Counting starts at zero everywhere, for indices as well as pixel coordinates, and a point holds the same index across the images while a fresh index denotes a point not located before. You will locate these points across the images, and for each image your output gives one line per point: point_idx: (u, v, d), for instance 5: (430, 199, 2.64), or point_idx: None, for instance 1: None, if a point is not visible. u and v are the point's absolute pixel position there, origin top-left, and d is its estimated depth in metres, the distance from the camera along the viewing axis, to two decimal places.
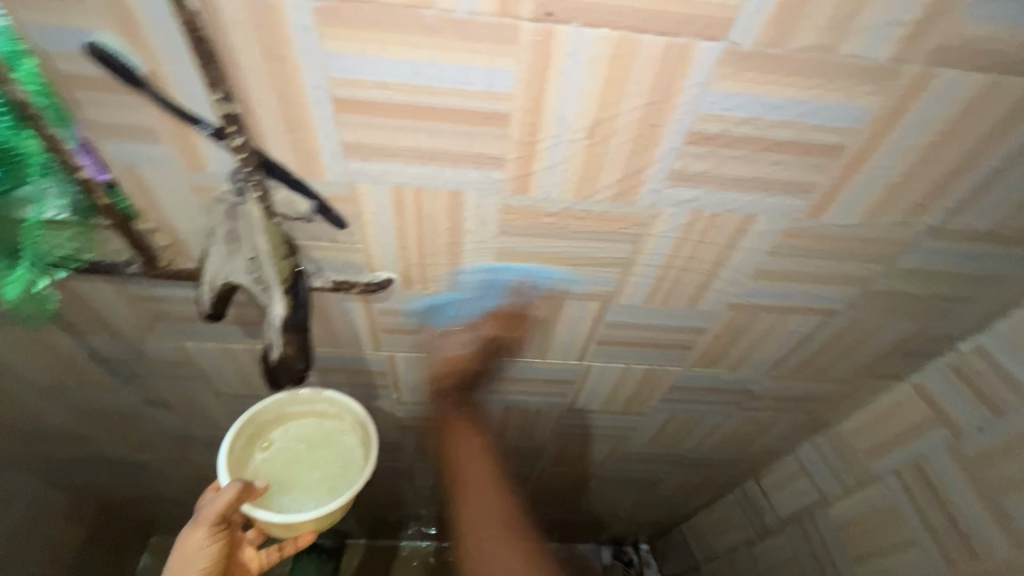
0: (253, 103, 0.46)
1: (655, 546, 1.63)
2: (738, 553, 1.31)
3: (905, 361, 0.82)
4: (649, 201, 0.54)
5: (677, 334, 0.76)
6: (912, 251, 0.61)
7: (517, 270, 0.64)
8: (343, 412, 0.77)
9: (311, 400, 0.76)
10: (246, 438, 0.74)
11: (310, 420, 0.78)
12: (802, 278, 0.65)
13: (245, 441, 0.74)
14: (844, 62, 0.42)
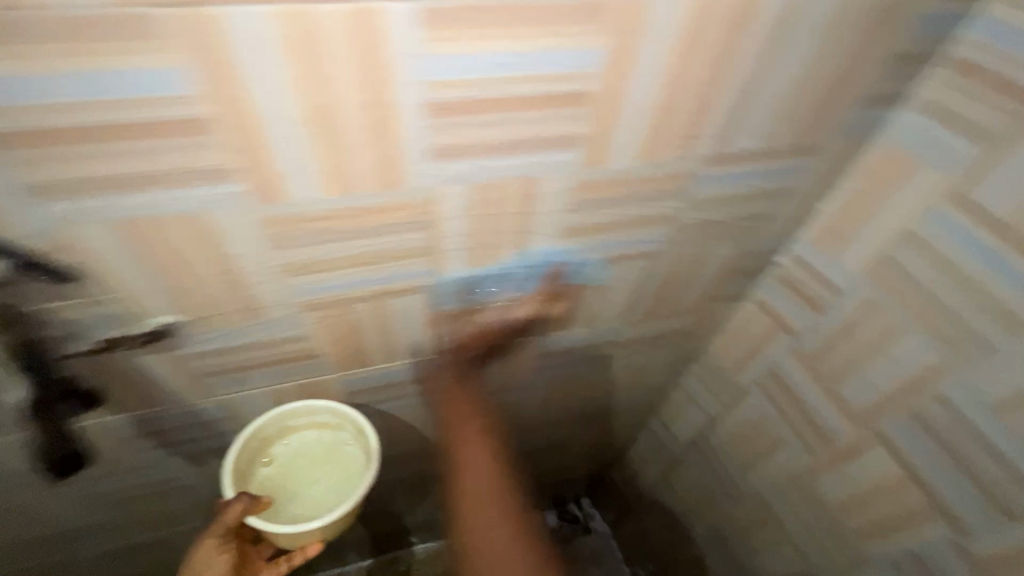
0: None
1: None
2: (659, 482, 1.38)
3: (739, 280, 0.86)
4: (420, 185, 0.51)
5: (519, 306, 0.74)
6: (701, 181, 0.62)
7: (318, 282, 0.58)
8: (343, 420, 0.77)
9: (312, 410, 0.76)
10: (250, 452, 0.73)
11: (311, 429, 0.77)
12: (612, 227, 0.64)
13: (246, 459, 0.74)
14: (544, 5, 0.40)
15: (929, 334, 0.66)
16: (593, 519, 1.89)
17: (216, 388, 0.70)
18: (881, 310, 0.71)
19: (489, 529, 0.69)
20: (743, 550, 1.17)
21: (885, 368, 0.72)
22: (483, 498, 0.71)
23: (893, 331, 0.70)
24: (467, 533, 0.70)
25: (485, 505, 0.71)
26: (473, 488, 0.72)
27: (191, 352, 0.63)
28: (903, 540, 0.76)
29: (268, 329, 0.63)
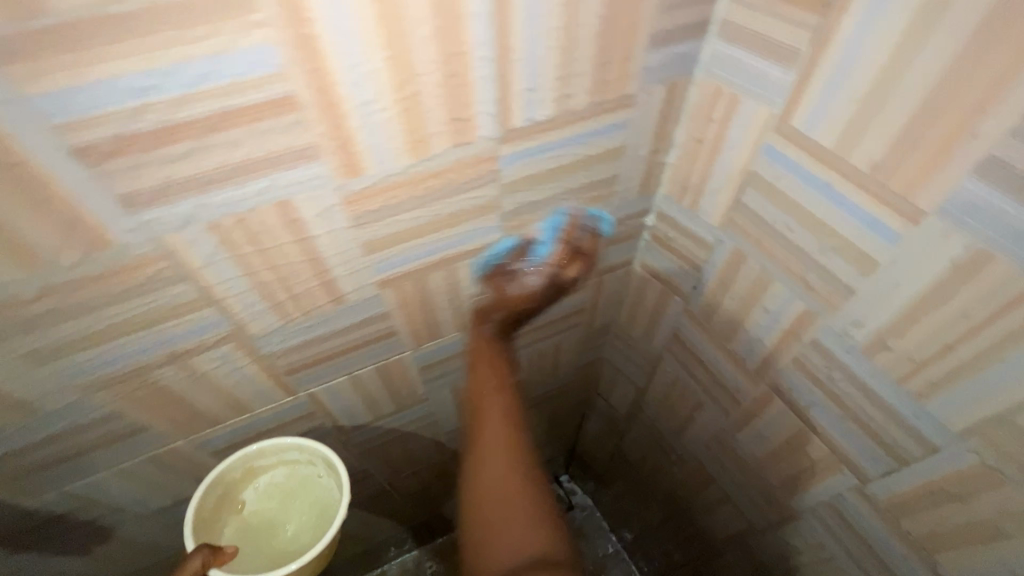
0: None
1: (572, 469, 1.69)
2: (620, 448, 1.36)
3: (616, 248, 0.80)
4: (139, 240, 0.44)
5: (364, 329, 0.68)
6: (504, 163, 0.54)
7: (87, 359, 0.51)
8: (313, 457, 0.77)
9: (280, 451, 0.76)
10: (216, 498, 0.73)
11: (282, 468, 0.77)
12: (423, 231, 0.57)
13: (213, 505, 0.73)
14: (158, 10, 0.32)
15: (792, 281, 0.60)
16: (575, 495, 1.84)
17: (39, 482, 0.64)
18: (747, 260, 0.65)
19: (523, 544, 0.62)
20: (695, 510, 1.15)
21: (764, 321, 0.67)
22: (512, 487, 0.67)
23: (763, 281, 0.64)
24: (490, 532, 0.64)
25: (500, 499, 0.66)
26: (497, 475, 0.68)
27: None
28: (818, 492, 0.72)
29: (63, 415, 0.56)
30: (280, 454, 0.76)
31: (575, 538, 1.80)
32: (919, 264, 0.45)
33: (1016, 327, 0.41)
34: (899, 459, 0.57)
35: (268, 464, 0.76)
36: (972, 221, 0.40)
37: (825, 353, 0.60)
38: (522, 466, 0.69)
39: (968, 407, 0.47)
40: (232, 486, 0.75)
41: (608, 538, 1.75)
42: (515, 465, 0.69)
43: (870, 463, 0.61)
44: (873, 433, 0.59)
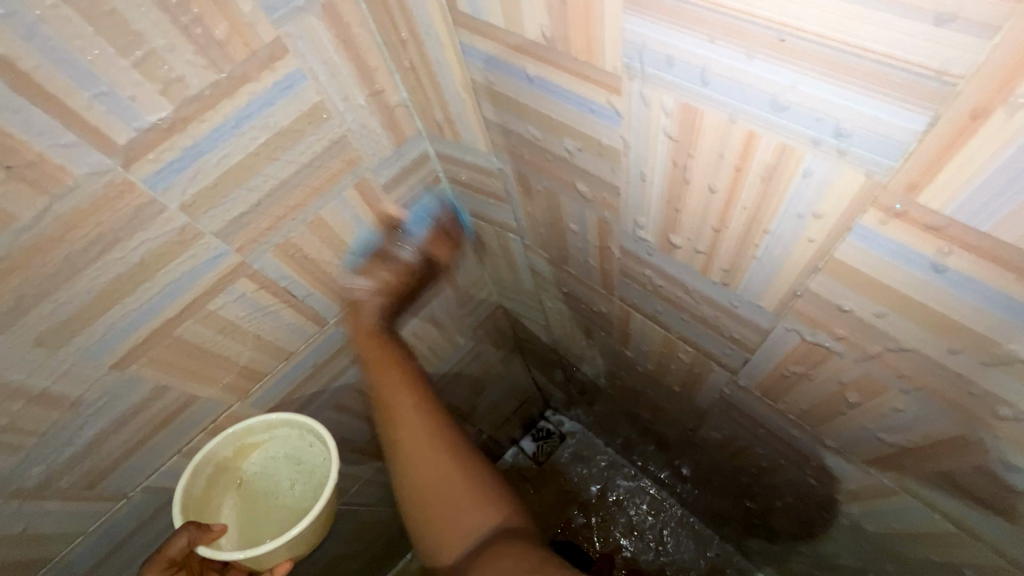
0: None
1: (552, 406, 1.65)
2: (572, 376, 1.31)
3: (421, 208, 0.69)
4: None
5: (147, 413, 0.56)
6: (155, 184, 0.43)
7: None
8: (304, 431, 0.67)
9: (268, 425, 0.66)
10: (207, 479, 0.64)
11: (274, 445, 0.68)
12: (115, 296, 0.46)
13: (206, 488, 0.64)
14: None
15: (571, 190, 0.49)
16: (564, 424, 1.68)
17: None
18: (530, 180, 0.54)
19: (474, 520, 0.58)
20: (649, 420, 1.09)
21: (579, 237, 0.57)
22: (442, 466, 0.61)
23: (555, 199, 0.54)
24: (408, 491, 0.61)
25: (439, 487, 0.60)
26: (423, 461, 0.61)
27: None
28: (712, 389, 0.65)
29: None
30: (271, 429, 0.66)
31: (581, 470, 1.62)
32: (646, 140, 0.35)
33: (758, 181, 0.31)
34: (747, 347, 0.49)
35: (261, 440, 0.67)
36: (654, 70, 0.30)
37: (637, 258, 0.51)
38: (451, 442, 0.63)
39: (766, 281, 0.39)
40: (225, 466, 0.65)
41: (605, 451, 1.62)
42: (447, 448, 0.62)
43: (730, 355, 0.53)
44: (714, 326, 0.51)
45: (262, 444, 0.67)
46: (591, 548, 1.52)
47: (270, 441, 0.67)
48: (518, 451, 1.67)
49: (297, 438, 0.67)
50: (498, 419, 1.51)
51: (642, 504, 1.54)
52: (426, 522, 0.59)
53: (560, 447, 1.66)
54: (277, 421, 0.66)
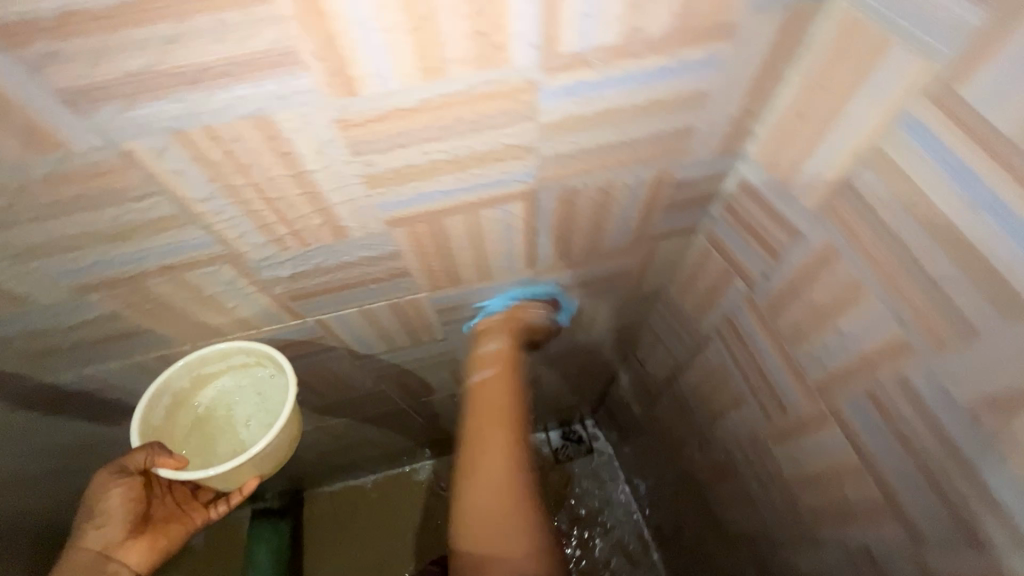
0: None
1: (599, 420, 1.65)
2: (647, 411, 1.28)
3: (677, 214, 0.67)
4: (97, 147, 0.37)
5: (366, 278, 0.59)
6: (548, 99, 0.43)
7: (69, 262, 0.48)
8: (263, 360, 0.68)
9: (223, 356, 0.67)
10: (166, 410, 0.66)
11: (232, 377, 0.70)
12: (441, 171, 0.48)
13: (166, 417, 0.66)
14: None
15: (894, 298, 0.46)
16: (597, 440, 1.67)
17: (54, 367, 0.65)
18: (840, 260, 0.51)
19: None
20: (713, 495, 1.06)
21: (842, 336, 0.54)
22: (505, 509, 0.63)
23: (853, 291, 0.51)
24: (476, 528, 0.63)
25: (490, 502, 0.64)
26: (490, 490, 0.65)
27: None
28: (856, 533, 0.63)
29: (56, 314, 0.54)
30: (226, 359, 0.67)
31: (592, 488, 1.62)
32: None
33: None
34: (976, 540, 0.46)
35: (217, 372, 0.68)
36: None
37: (912, 393, 0.48)
38: (519, 493, 0.65)
39: None
40: (183, 396, 0.67)
41: (623, 484, 1.61)
42: (517, 478, 0.66)
43: (935, 530, 0.50)
44: (950, 502, 0.48)
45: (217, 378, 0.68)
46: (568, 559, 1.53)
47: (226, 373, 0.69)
48: (545, 441, 1.66)
49: (255, 367, 0.69)
50: (552, 408, 1.52)
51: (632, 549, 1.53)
52: (467, 524, 0.64)
53: (584, 457, 1.65)
54: (232, 352, 0.66)
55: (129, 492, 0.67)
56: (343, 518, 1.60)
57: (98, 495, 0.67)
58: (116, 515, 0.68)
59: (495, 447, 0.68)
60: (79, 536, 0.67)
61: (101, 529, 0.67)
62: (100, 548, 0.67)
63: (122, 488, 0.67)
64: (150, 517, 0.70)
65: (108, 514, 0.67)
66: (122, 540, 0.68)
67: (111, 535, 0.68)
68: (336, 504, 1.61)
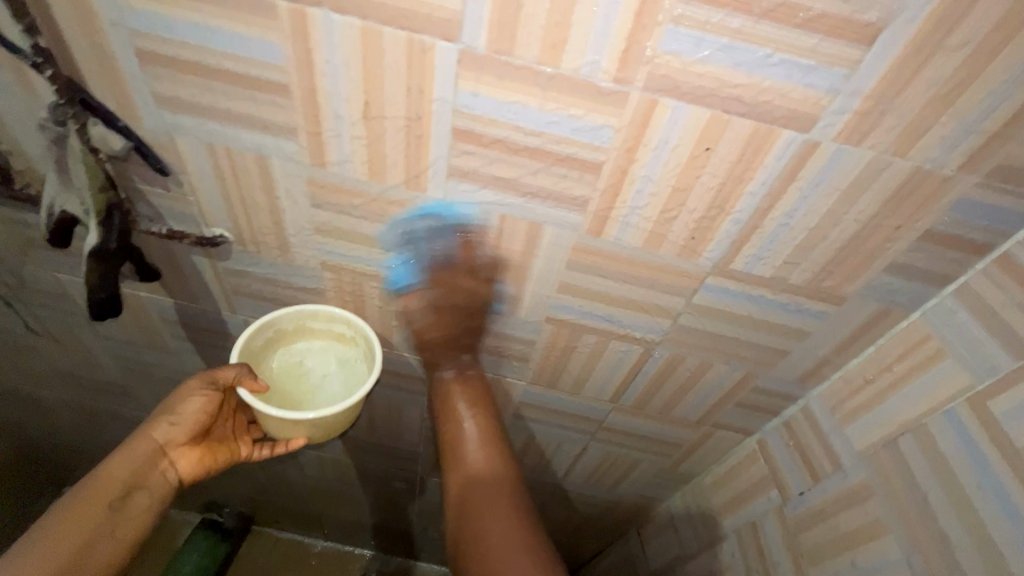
0: (60, 25, 0.49)
1: None
2: None
3: (743, 413, 0.81)
4: (438, 196, 0.58)
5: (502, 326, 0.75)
6: (705, 290, 0.63)
7: (342, 248, 0.67)
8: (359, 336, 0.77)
9: (329, 319, 0.76)
10: (265, 340, 0.75)
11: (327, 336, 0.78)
12: (609, 301, 0.67)
13: (262, 345, 0.75)
14: (572, 79, 0.46)
15: (911, 545, 0.59)
16: None
17: (241, 306, 0.82)
18: (872, 500, 0.65)
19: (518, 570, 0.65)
20: None
21: (857, 567, 0.65)
22: (496, 533, 0.70)
23: (875, 527, 0.64)
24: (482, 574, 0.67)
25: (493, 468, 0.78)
26: (494, 528, 0.71)
27: (230, 267, 0.74)
28: None
29: (294, 274, 0.73)
30: (331, 323, 0.76)
31: None
32: None
33: None
34: None
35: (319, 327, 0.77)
36: None
37: None
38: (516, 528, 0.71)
39: None
40: (281, 335, 0.76)
41: None
42: (508, 512, 0.73)
43: None
44: None
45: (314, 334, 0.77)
46: None
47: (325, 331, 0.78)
48: None
49: (349, 342, 0.78)
50: None
51: None
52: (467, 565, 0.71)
53: None
54: (339, 318, 0.75)
55: (211, 402, 0.73)
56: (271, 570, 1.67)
57: (181, 394, 0.72)
58: (188, 419, 0.72)
59: (487, 499, 0.74)
60: (150, 425, 0.71)
61: (173, 426, 0.72)
62: (162, 443, 0.71)
63: (206, 397, 0.73)
64: (208, 431, 0.76)
65: (185, 416, 0.72)
66: (181, 444, 0.73)
67: (176, 435, 0.72)
68: (273, 551, 1.70)
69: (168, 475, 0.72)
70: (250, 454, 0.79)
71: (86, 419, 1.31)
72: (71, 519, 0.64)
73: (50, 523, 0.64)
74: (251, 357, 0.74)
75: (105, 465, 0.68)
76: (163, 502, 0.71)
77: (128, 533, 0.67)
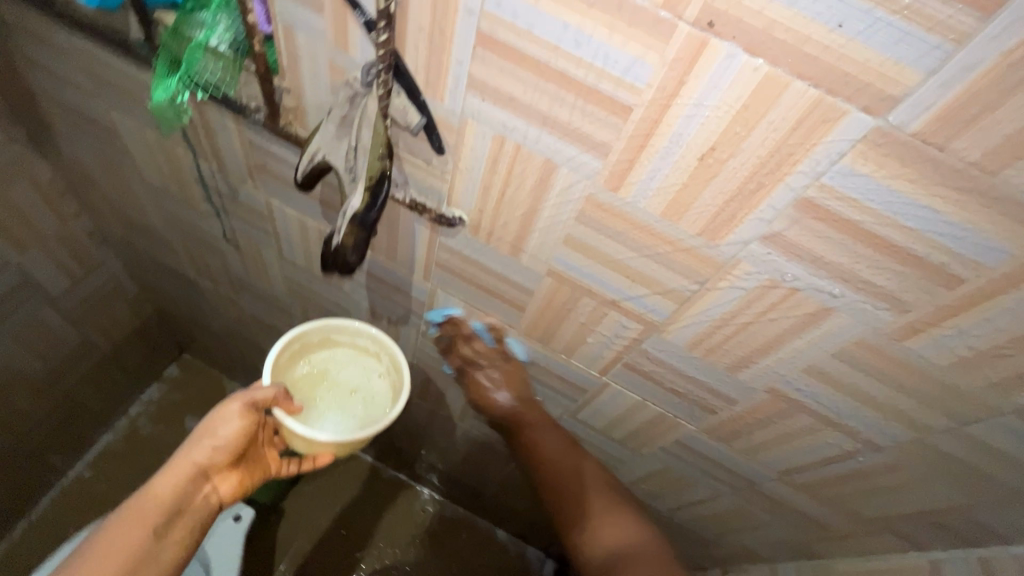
0: None
1: None
2: None
3: (931, 532, 0.74)
4: (728, 253, 0.52)
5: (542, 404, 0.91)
6: (987, 422, 0.55)
7: (580, 263, 0.63)
8: (380, 351, 0.87)
9: (355, 334, 0.86)
10: (291, 353, 0.82)
11: (348, 351, 0.87)
12: (854, 395, 0.60)
13: (289, 358, 0.83)
14: (1001, 189, 0.38)
15: None
16: None
17: (436, 277, 0.81)
18: None
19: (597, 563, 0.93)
20: None
21: None
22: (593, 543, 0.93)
23: None
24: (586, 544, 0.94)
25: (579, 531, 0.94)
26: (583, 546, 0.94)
27: (448, 244, 0.72)
28: None
29: (512, 269, 0.71)
30: (356, 337, 0.86)
31: None
32: None
33: None
34: None
35: (343, 342, 0.87)
36: None
37: None
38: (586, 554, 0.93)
39: None
40: (307, 347, 0.84)
41: None
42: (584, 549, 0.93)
43: None
44: None
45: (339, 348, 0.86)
46: None
47: (346, 346, 0.87)
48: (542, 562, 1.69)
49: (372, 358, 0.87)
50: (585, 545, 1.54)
51: None
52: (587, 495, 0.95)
53: None
54: (364, 334, 0.86)
55: (250, 425, 0.77)
56: (339, 490, 1.67)
57: (221, 417, 0.75)
58: (228, 438, 0.75)
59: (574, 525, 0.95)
60: (194, 448, 0.74)
61: (214, 450, 0.75)
62: (204, 466, 0.74)
63: (243, 421, 0.76)
64: (242, 453, 0.80)
65: (223, 441, 0.75)
66: (221, 467, 0.77)
67: (214, 459, 0.75)
68: (344, 472, 1.70)
69: (212, 497, 0.76)
70: (277, 470, 0.85)
71: (232, 310, 1.41)
72: (118, 548, 0.65)
73: (86, 555, 0.64)
74: (278, 370, 0.81)
75: (146, 493, 0.70)
76: (202, 524, 0.74)
77: (170, 558, 0.69)
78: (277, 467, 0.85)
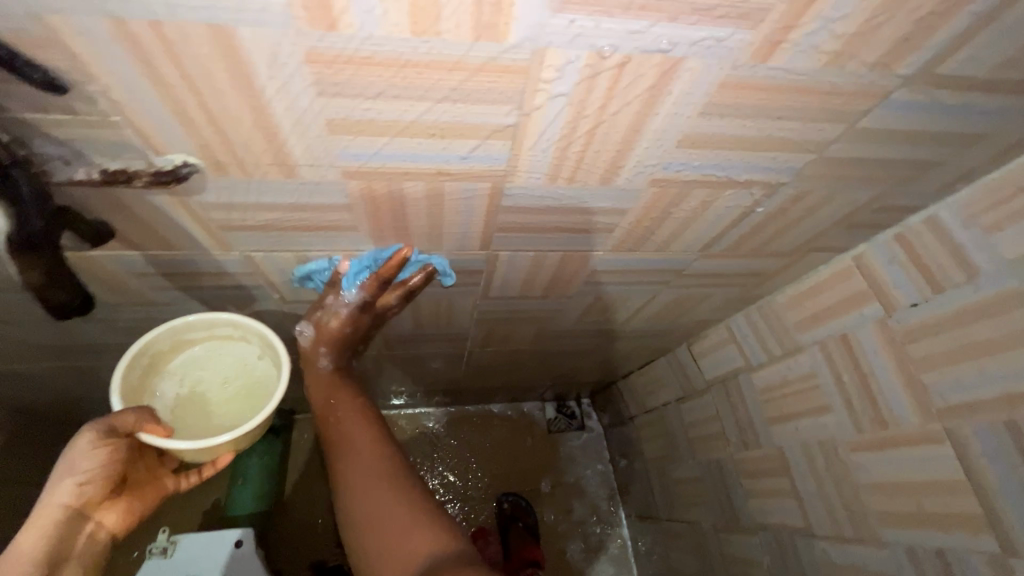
0: None
1: (596, 400, 1.80)
2: (667, 408, 1.39)
3: (851, 233, 0.72)
4: (526, 47, 0.37)
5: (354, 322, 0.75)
6: (880, 108, 0.47)
7: (372, 148, 0.46)
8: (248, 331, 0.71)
9: (210, 324, 0.69)
10: (143, 370, 0.67)
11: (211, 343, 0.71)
12: (741, 146, 0.51)
13: (142, 377, 0.67)
14: None
15: None
16: (588, 418, 1.83)
17: (238, 243, 0.62)
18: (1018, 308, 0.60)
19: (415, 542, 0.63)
20: (722, 486, 1.21)
21: (984, 374, 0.64)
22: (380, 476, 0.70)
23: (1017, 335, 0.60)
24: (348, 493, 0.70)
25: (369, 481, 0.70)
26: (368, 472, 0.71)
27: (209, 202, 0.53)
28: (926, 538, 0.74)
29: (304, 193, 0.53)
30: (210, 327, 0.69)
31: (579, 462, 1.77)
32: None
33: None
34: None
35: (198, 339, 0.70)
36: None
37: None
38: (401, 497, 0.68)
39: None
40: (160, 357, 0.68)
41: (605, 462, 1.78)
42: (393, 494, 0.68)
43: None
44: None
45: (199, 344, 0.70)
46: (551, 517, 1.67)
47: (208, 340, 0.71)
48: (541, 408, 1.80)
49: (240, 340, 0.71)
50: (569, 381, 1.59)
51: (605, 508, 1.71)
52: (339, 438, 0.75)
53: (573, 432, 1.80)
54: (219, 321, 0.68)
55: (116, 453, 0.66)
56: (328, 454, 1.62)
57: (76, 448, 0.64)
58: (93, 471, 0.65)
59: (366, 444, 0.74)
60: (54, 490, 0.64)
61: (82, 487, 0.66)
62: (77, 506, 0.66)
63: (108, 453, 0.65)
64: (123, 479, 0.71)
65: (90, 477, 0.65)
66: (99, 501, 0.68)
67: (87, 495, 0.66)
68: None
69: (98, 530, 0.69)
70: (176, 484, 0.78)
71: (83, 374, 1.17)
72: None
73: None
74: (135, 393, 0.66)
75: (15, 548, 0.62)
76: (96, 563, 0.69)
77: None
78: (175, 483, 0.77)
